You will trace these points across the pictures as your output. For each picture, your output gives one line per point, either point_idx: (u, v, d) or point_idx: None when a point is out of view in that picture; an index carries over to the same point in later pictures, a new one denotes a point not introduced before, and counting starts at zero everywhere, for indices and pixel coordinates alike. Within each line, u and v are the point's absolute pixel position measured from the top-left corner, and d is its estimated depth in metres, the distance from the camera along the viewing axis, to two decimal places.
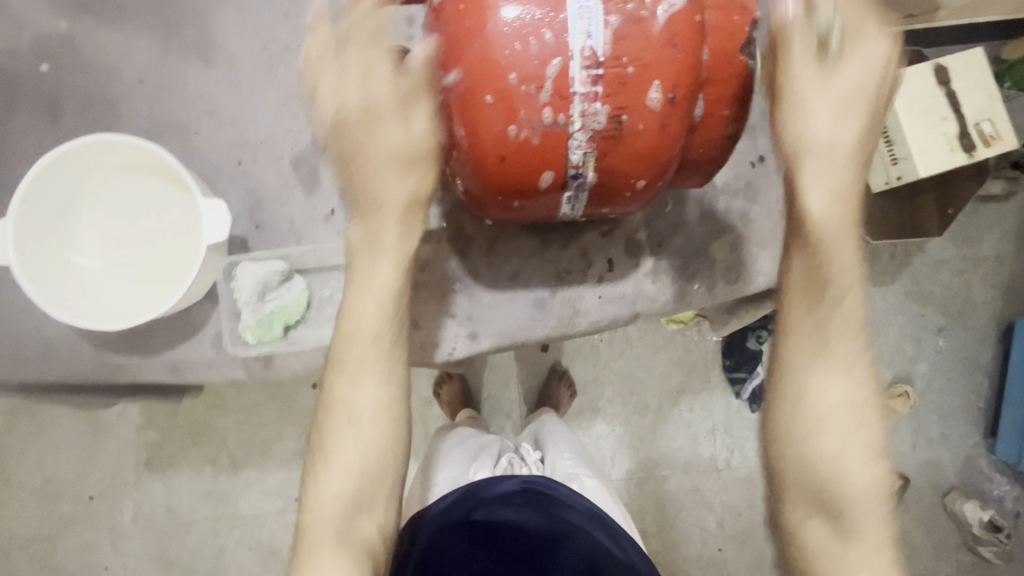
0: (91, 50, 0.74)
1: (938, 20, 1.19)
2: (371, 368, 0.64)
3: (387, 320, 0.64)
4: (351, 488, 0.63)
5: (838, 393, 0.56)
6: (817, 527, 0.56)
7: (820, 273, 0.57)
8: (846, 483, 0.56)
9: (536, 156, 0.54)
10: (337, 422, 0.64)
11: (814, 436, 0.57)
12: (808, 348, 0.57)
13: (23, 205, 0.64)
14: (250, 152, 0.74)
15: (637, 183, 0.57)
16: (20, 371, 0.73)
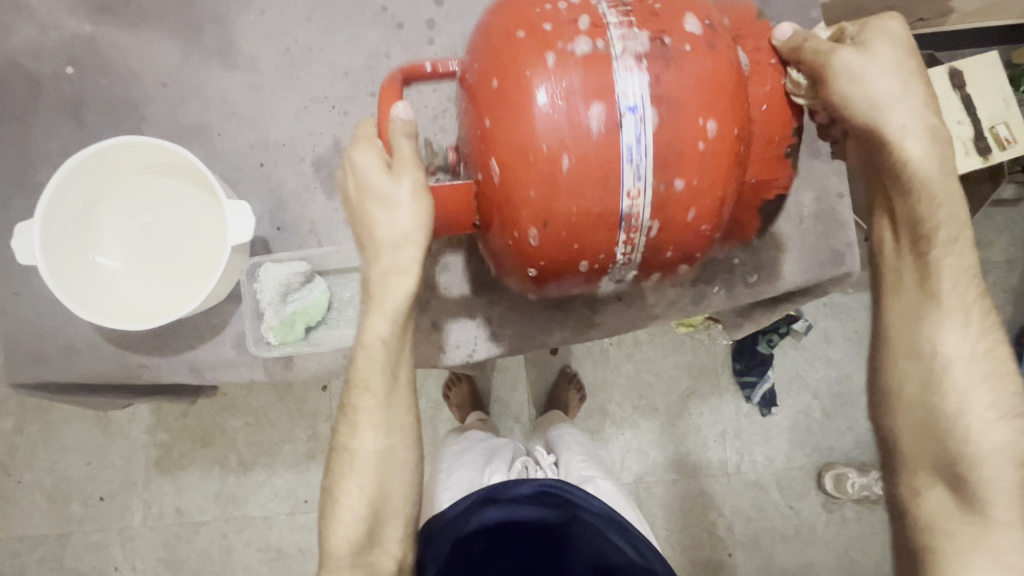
0: (114, 53, 0.75)
1: (950, 24, 1.19)
2: (371, 417, 0.64)
3: (385, 373, 0.63)
4: (362, 533, 0.65)
5: (959, 346, 0.59)
6: (951, 520, 0.57)
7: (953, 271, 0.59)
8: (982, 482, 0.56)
9: (593, 198, 0.53)
10: (345, 470, 0.65)
11: (929, 397, 0.59)
12: (928, 315, 0.60)
13: (51, 206, 0.65)
14: (271, 154, 0.75)
15: (696, 226, 0.56)
16: (40, 370, 0.73)
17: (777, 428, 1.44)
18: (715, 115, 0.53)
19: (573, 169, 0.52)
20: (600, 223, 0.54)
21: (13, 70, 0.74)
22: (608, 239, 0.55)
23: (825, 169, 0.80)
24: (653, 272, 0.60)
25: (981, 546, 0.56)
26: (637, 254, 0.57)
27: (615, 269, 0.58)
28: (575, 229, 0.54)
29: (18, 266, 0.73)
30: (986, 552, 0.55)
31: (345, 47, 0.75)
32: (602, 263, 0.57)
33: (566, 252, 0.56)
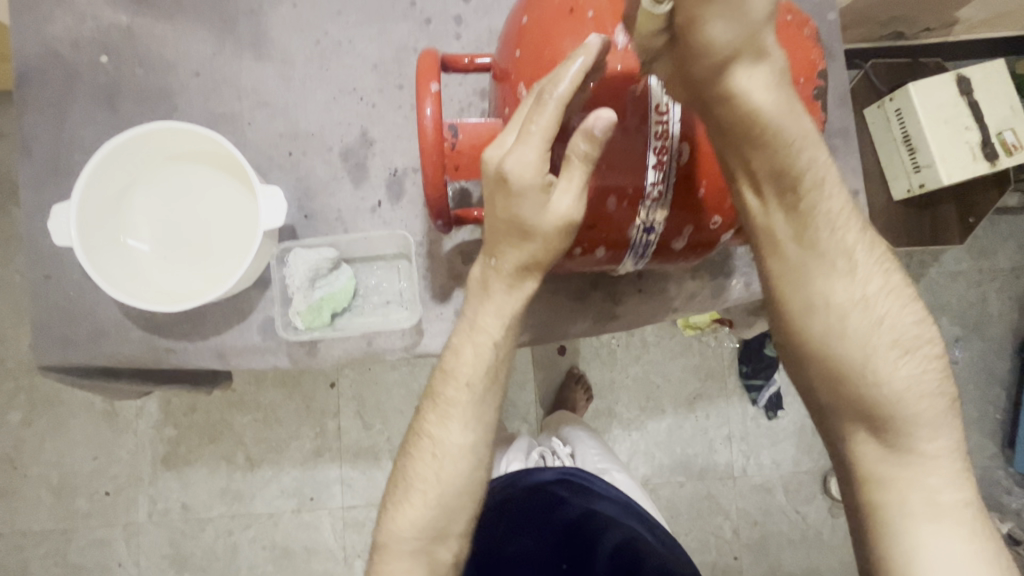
0: (148, 43, 0.76)
1: (956, 34, 1.24)
2: (461, 412, 0.64)
3: (488, 372, 0.63)
4: (428, 520, 0.65)
5: (845, 293, 0.56)
6: (908, 498, 0.54)
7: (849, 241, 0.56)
8: (921, 452, 0.55)
9: (622, 169, 0.54)
10: (422, 455, 0.66)
11: (861, 361, 0.55)
12: (805, 265, 0.56)
13: (87, 189, 0.66)
14: (300, 143, 0.76)
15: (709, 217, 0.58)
16: (67, 354, 0.74)
17: (784, 431, 1.45)
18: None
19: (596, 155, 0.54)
20: (617, 208, 0.56)
21: (49, 58, 0.76)
22: (624, 226, 0.57)
23: (840, 168, 0.82)
24: (668, 259, 0.62)
25: (918, 490, 0.54)
26: (652, 242, 0.59)
27: (630, 254, 0.60)
28: (593, 213, 0.56)
29: (49, 250, 0.75)
30: (921, 492, 0.54)
31: (374, 41, 0.77)
32: (617, 248, 0.59)
33: (582, 234, 0.58)
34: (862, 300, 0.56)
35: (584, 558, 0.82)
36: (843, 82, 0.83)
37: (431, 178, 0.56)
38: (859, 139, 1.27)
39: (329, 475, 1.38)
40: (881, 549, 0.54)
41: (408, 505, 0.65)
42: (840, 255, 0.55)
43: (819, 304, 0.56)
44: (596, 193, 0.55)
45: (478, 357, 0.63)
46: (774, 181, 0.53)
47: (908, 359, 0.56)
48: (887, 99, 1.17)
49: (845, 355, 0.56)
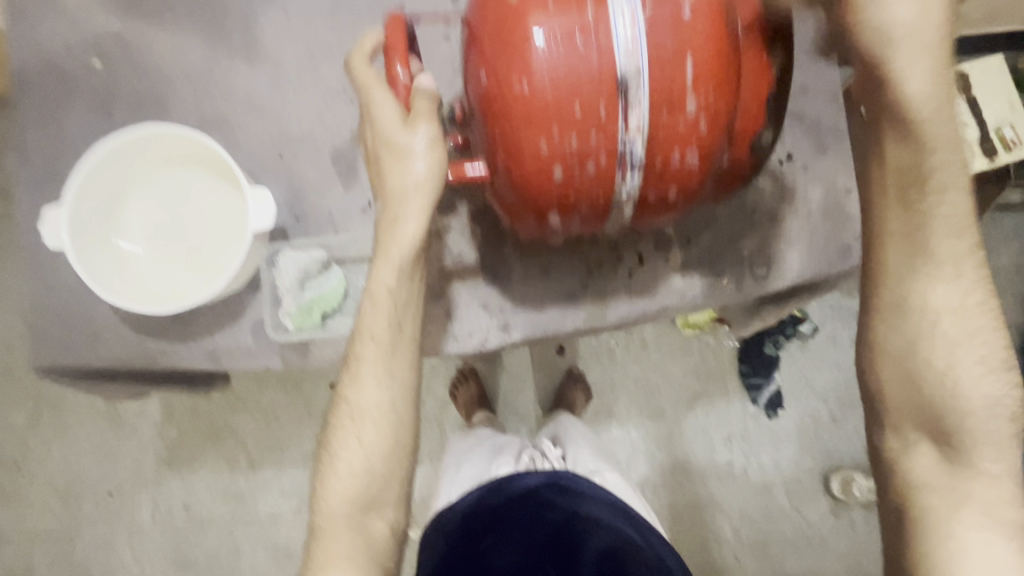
0: (141, 48, 0.77)
1: (957, 30, 1.24)
2: (374, 370, 0.64)
3: (392, 322, 0.64)
4: (360, 488, 0.64)
5: (947, 298, 0.54)
6: (959, 520, 0.54)
7: (955, 249, 0.53)
8: (982, 471, 0.55)
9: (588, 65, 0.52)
10: (344, 422, 0.66)
11: (940, 367, 0.55)
12: (894, 247, 0.55)
13: (79, 194, 0.67)
14: (291, 146, 0.77)
15: (697, 126, 0.54)
16: (63, 356, 0.75)
17: (785, 431, 1.44)
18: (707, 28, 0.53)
19: (569, 69, 0.52)
20: (594, 115, 0.52)
21: (44, 65, 0.77)
22: (606, 134, 0.53)
23: (833, 165, 0.81)
24: (663, 183, 0.57)
25: (969, 505, 0.54)
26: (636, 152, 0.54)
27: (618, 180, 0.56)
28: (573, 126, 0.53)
29: (45, 253, 0.76)
30: (975, 503, 0.54)
31: (364, 43, 0.78)
32: (605, 169, 0.55)
33: (563, 157, 0.54)
34: (946, 317, 0.55)
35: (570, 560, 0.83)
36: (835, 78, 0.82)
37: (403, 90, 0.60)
38: None
39: None
40: (927, 541, 0.55)
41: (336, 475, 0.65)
42: (940, 263, 0.54)
43: (911, 305, 0.55)
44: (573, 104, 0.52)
45: (379, 309, 0.64)
46: (898, 179, 0.53)
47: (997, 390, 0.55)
48: None
49: (916, 358, 0.56)
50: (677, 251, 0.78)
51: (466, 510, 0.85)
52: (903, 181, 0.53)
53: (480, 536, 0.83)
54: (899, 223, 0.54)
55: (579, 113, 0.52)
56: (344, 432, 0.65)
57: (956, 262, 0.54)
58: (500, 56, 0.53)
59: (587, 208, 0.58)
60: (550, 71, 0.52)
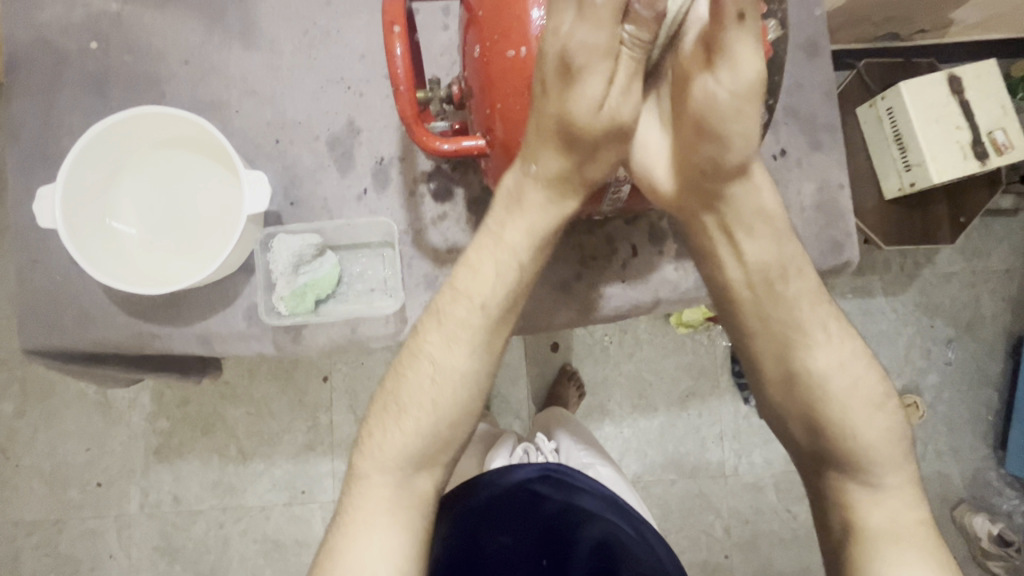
0: (138, 31, 0.77)
1: (951, 35, 1.26)
2: (416, 409, 0.64)
3: (440, 355, 0.63)
4: (383, 531, 0.61)
5: (829, 359, 0.59)
6: (885, 540, 0.58)
7: (829, 333, 0.60)
8: (880, 488, 0.60)
9: None
10: (371, 451, 0.65)
11: (840, 410, 0.60)
12: (775, 327, 0.60)
13: (72, 173, 0.66)
14: (287, 131, 0.77)
15: None
16: (53, 339, 0.75)
17: None
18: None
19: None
20: None
21: (39, 45, 0.76)
22: None
23: (825, 161, 0.82)
24: None
25: (884, 519, 0.59)
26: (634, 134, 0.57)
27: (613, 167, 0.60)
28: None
29: (37, 234, 0.75)
30: (889, 515, 0.59)
31: (362, 30, 0.78)
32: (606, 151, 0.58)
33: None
34: (843, 367, 0.60)
35: (564, 551, 0.86)
36: (829, 77, 0.83)
37: (409, 97, 0.57)
38: (851, 138, 1.28)
39: (321, 468, 1.38)
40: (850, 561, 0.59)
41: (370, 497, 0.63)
42: (818, 333, 0.59)
43: (809, 377, 0.60)
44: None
45: (447, 347, 0.63)
46: (762, 281, 0.59)
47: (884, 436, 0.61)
48: (879, 97, 1.17)
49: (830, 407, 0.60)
50: (671, 243, 0.79)
51: (459, 504, 0.83)
52: (762, 284, 0.59)
53: (479, 532, 0.84)
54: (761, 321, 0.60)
55: None
56: (371, 457, 0.64)
57: (828, 326, 0.60)
58: (499, 51, 0.54)
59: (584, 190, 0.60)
60: None
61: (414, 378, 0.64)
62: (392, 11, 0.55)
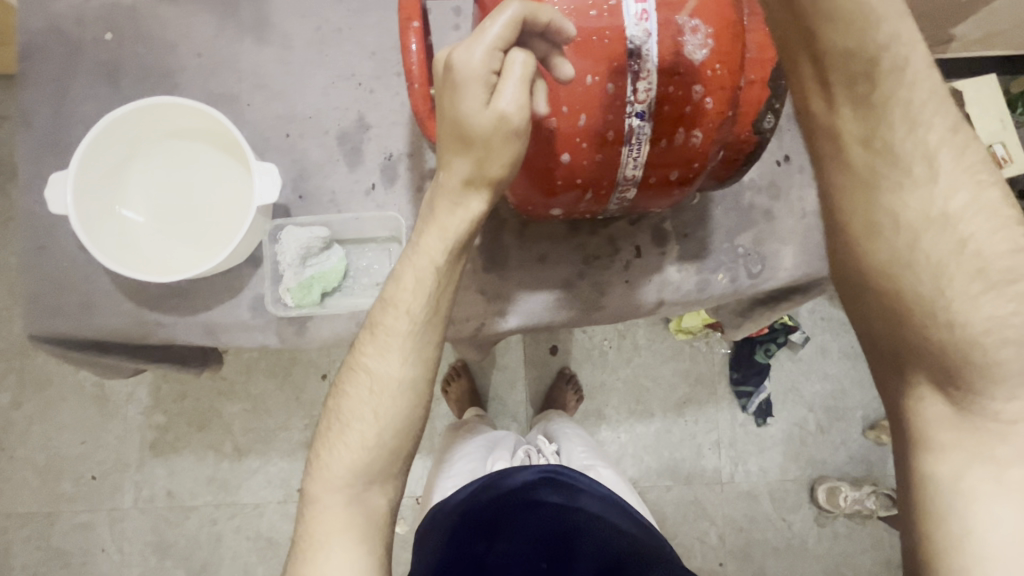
0: (151, 23, 0.78)
1: (951, 51, 1.28)
2: (400, 342, 0.62)
3: (427, 299, 0.61)
4: (366, 461, 0.62)
5: (919, 207, 0.47)
6: (970, 475, 0.47)
7: (946, 156, 0.46)
8: (991, 415, 0.47)
9: (600, 45, 0.52)
10: (358, 391, 0.63)
11: (934, 285, 0.47)
12: (859, 160, 0.47)
13: (85, 160, 0.67)
14: (297, 125, 0.78)
15: (703, 107, 0.55)
16: (57, 326, 0.75)
17: (772, 439, 1.45)
18: (712, 20, 0.53)
19: (584, 44, 0.52)
20: (603, 99, 0.54)
21: (53, 33, 0.77)
22: (616, 118, 0.54)
23: None
24: (666, 172, 0.59)
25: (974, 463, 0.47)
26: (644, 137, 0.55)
27: (622, 164, 0.57)
28: (583, 100, 0.54)
29: (44, 223, 0.76)
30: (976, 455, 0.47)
31: (374, 28, 0.79)
32: (613, 147, 0.56)
33: (576, 135, 0.55)
34: (957, 221, 0.47)
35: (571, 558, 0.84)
36: None
37: (421, 92, 0.58)
38: None
39: None
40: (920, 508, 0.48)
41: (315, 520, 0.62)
42: (918, 161, 0.46)
43: (890, 232, 0.47)
44: (587, 79, 0.53)
45: (379, 356, 0.63)
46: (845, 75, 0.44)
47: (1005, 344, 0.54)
48: None
49: (916, 283, 0.47)
50: (674, 244, 0.80)
51: (460, 508, 0.84)
52: (850, 82, 0.44)
53: (479, 539, 0.83)
54: (858, 128, 0.46)
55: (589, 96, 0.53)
56: (355, 392, 0.64)
57: (934, 157, 0.46)
58: None
59: (591, 189, 0.60)
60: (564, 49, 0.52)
61: (354, 392, 0.64)
62: (408, 7, 0.56)
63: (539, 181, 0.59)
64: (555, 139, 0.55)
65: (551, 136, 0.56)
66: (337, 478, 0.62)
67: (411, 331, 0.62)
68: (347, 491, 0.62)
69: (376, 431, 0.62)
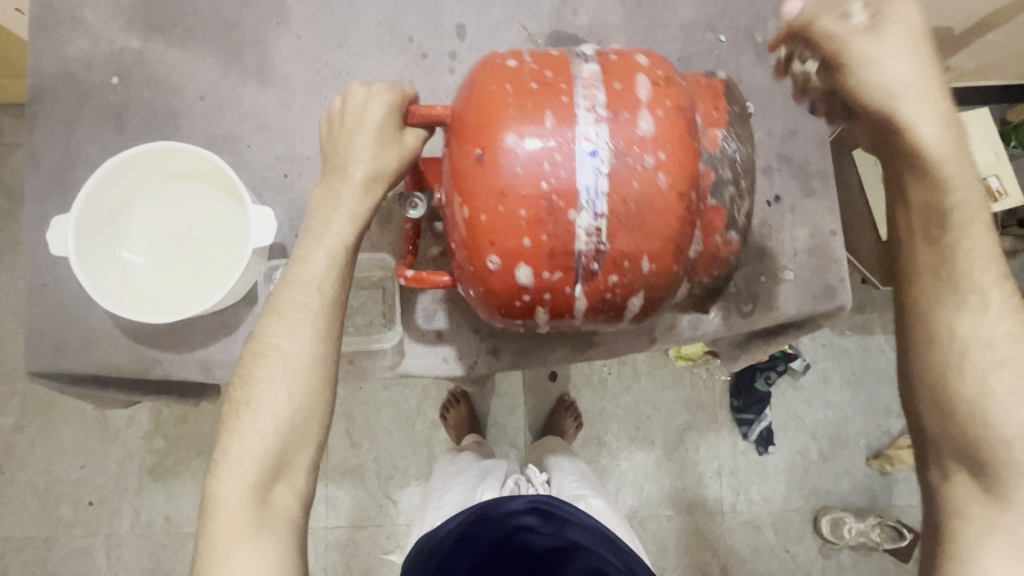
0: (158, 67, 0.81)
1: (947, 82, 1.32)
2: (304, 318, 0.62)
3: (324, 271, 0.63)
4: (277, 447, 0.60)
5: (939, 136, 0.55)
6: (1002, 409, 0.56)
7: (940, 127, 0.55)
8: (961, 343, 0.59)
9: (552, 195, 0.54)
10: (270, 367, 0.61)
11: (954, 246, 0.59)
12: (930, 163, 0.56)
13: (86, 203, 0.69)
14: (296, 166, 0.80)
15: (656, 241, 0.56)
16: (57, 361, 0.76)
17: (775, 468, 1.43)
18: (662, 144, 0.55)
19: (537, 176, 0.54)
20: (561, 242, 0.55)
21: (63, 77, 0.80)
22: (569, 256, 0.56)
23: (818, 207, 0.83)
24: (626, 301, 0.59)
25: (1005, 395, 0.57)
26: (599, 270, 0.56)
27: (576, 286, 0.57)
28: (536, 239, 0.55)
29: (48, 260, 0.77)
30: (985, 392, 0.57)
31: (373, 71, 0.81)
32: (569, 277, 0.57)
33: (539, 271, 0.56)
34: (958, 188, 0.57)
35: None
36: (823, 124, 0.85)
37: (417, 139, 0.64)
38: None
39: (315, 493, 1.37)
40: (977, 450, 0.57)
41: (242, 448, 0.60)
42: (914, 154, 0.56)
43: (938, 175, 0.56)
44: (544, 223, 0.55)
45: (292, 333, 0.62)
46: None
47: (949, 280, 0.59)
48: None
49: (960, 243, 0.58)
50: None
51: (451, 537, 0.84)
52: None
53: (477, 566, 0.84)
54: None
55: (539, 236, 0.55)
56: (270, 338, 0.62)
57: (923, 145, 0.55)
58: (470, 197, 0.56)
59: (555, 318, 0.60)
60: (518, 199, 0.55)
61: (263, 371, 0.61)
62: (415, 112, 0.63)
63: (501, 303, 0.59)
64: (507, 265, 0.56)
65: (508, 262, 0.56)
66: (235, 452, 0.60)
67: (311, 302, 0.62)
68: (257, 476, 0.59)
69: (290, 386, 0.61)
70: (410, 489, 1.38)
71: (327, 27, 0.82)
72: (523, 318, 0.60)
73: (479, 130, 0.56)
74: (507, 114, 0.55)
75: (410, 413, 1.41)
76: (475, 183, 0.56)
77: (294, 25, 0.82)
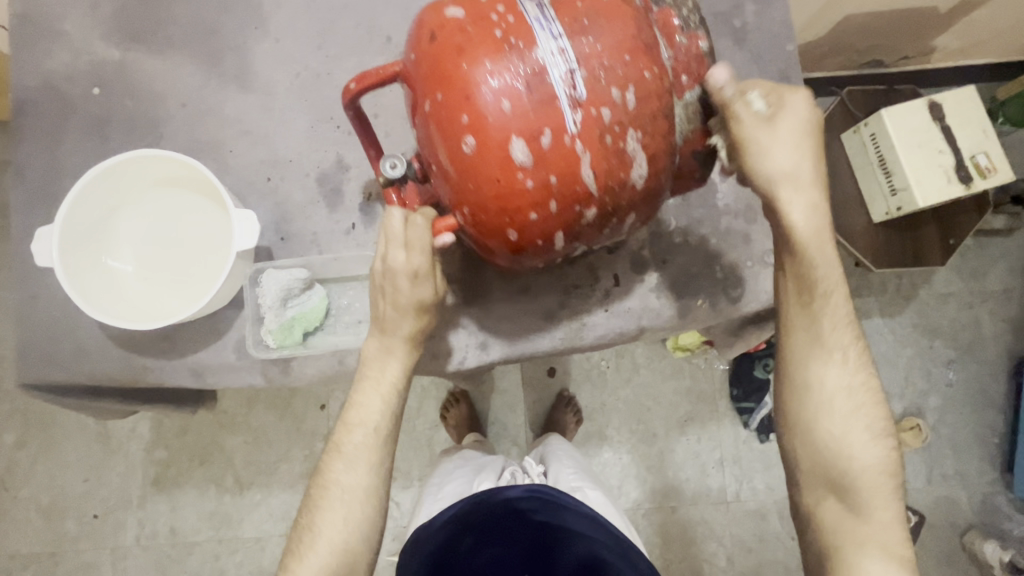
0: (138, 77, 0.81)
1: (933, 61, 1.31)
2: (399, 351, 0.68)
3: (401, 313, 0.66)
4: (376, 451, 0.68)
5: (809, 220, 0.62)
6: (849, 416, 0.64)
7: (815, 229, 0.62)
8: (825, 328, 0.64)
9: (508, 42, 0.53)
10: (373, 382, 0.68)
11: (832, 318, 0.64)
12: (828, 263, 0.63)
13: (72, 213, 0.69)
14: (279, 169, 0.80)
15: (630, 64, 0.53)
16: (48, 373, 0.77)
17: (777, 456, 1.43)
18: None
19: (488, 33, 0.53)
20: (532, 90, 0.52)
21: (45, 90, 0.81)
22: (547, 97, 0.52)
23: None
24: (627, 136, 0.54)
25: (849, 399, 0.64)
26: (582, 102, 0.52)
27: (571, 128, 0.52)
28: (510, 93, 0.52)
29: (34, 272, 0.78)
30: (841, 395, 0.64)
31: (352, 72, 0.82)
32: (561, 123, 0.52)
33: (527, 134, 0.52)
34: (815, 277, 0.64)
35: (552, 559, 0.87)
36: None
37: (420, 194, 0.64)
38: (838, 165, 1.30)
39: None
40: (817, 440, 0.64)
41: (353, 446, 0.68)
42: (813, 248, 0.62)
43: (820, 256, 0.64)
44: (511, 76, 0.52)
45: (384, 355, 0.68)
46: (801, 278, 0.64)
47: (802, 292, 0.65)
48: (862, 124, 1.19)
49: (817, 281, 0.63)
50: (653, 273, 0.81)
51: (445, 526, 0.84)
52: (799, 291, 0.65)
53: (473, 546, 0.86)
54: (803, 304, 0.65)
55: (512, 86, 0.52)
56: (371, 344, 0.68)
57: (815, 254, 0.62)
58: (433, 85, 0.55)
59: (567, 185, 0.54)
60: (479, 63, 0.52)
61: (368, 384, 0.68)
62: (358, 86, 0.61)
63: (503, 186, 0.54)
64: (485, 139, 0.53)
65: (493, 134, 0.53)
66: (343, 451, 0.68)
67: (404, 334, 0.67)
68: (355, 475, 0.67)
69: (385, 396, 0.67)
70: (413, 490, 1.38)
71: (304, 30, 0.82)
72: (536, 203, 0.55)
73: (422, 25, 0.57)
74: (441, 6, 0.56)
75: (410, 414, 1.41)
76: (435, 67, 0.55)
77: (272, 30, 0.82)
